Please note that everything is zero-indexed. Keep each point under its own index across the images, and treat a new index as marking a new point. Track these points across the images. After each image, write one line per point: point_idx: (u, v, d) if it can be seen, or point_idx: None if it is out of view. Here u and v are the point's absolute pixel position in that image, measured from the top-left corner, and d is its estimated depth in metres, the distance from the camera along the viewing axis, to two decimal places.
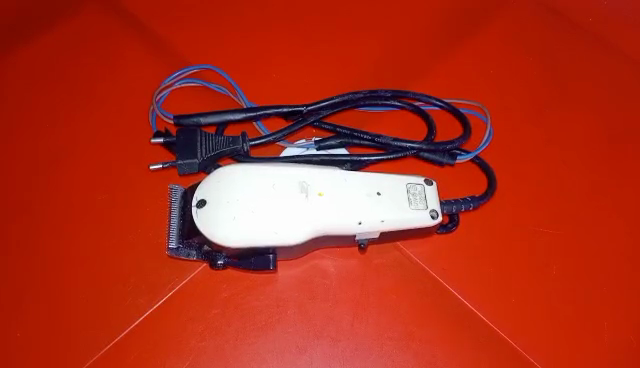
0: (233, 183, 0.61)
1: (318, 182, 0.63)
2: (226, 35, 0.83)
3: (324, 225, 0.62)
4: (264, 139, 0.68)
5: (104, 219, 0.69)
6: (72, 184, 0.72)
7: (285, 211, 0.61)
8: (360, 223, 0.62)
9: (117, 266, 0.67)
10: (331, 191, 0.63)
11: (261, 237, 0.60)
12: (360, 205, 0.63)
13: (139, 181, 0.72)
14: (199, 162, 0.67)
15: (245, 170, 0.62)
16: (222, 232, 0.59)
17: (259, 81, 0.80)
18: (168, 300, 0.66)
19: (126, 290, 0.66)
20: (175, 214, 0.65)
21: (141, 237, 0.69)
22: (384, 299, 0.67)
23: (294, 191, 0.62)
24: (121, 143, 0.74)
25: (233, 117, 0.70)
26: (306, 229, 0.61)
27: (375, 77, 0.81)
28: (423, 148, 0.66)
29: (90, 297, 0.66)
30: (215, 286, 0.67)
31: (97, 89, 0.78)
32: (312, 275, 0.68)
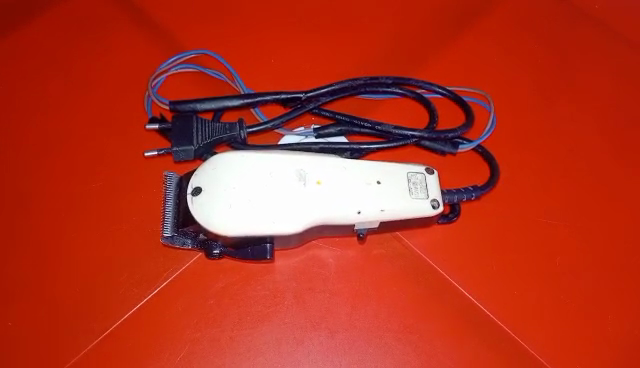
0: (229, 172, 0.60)
1: (316, 171, 0.61)
2: (226, 20, 0.81)
3: (322, 215, 0.60)
4: (262, 126, 0.68)
5: (99, 208, 0.68)
6: (67, 172, 0.70)
7: (282, 201, 0.60)
8: (359, 213, 0.61)
9: (112, 255, 0.66)
10: (330, 179, 0.61)
11: (258, 227, 0.59)
12: (359, 194, 0.61)
13: (133, 168, 0.70)
14: (195, 149, 0.67)
15: (242, 158, 0.61)
16: (217, 221, 0.59)
17: (258, 67, 0.78)
18: (163, 290, 0.64)
19: (120, 279, 0.65)
20: (170, 203, 0.63)
21: (137, 226, 0.67)
22: (382, 290, 0.65)
23: (291, 179, 0.61)
24: (118, 130, 0.73)
25: (232, 103, 0.69)
26: (303, 219, 0.60)
27: (375, 64, 0.80)
28: (424, 136, 0.65)
29: (82, 286, 0.64)
30: (212, 276, 0.65)
31: (94, 75, 0.76)
32: (311, 266, 0.66)
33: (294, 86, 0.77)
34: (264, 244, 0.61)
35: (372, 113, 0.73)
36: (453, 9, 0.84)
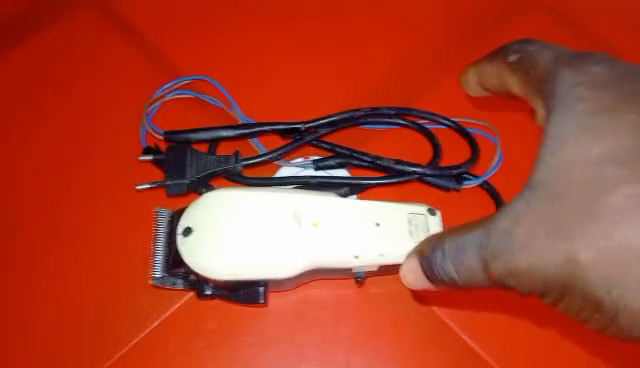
0: (220, 212, 0.58)
1: (312, 212, 0.58)
2: (221, 32, 0.74)
3: (318, 259, 0.58)
4: (259, 159, 0.64)
5: (88, 249, 0.64)
6: (52, 209, 0.66)
7: (275, 243, 0.57)
8: (356, 257, 0.58)
9: (100, 301, 0.63)
10: (326, 221, 0.58)
11: (249, 271, 0.56)
12: (358, 237, 0.58)
13: (121, 197, 0.66)
14: (188, 183, 0.64)
15: (235, 197, 0.58)
16: (209, 265, 0.56)
17: (254, 79, 0.72)
18: (153, 336, 0.62)
19: (108, 320, 0.62)
20: (160, 242, 0.60)
21: (126, 268, 0.64)
22: (380, 334, 0.63)
23: (285, 220, 0.58)
24: (106, 161, 0.68)
25: (228, 134, 0.65)
26: (298, 263, 0.57)
27: (381, 76, 0.73)
28: (427, 173, 0.62)
29: (69, 327, 0.62)
30: (203, 316, 0.62)
31: (79, 89, 0.71)
32: (306, 306, 0.63)
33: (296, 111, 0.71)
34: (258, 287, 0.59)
35: (374, 145, 0.70)
36: (470, 22, 0.76)
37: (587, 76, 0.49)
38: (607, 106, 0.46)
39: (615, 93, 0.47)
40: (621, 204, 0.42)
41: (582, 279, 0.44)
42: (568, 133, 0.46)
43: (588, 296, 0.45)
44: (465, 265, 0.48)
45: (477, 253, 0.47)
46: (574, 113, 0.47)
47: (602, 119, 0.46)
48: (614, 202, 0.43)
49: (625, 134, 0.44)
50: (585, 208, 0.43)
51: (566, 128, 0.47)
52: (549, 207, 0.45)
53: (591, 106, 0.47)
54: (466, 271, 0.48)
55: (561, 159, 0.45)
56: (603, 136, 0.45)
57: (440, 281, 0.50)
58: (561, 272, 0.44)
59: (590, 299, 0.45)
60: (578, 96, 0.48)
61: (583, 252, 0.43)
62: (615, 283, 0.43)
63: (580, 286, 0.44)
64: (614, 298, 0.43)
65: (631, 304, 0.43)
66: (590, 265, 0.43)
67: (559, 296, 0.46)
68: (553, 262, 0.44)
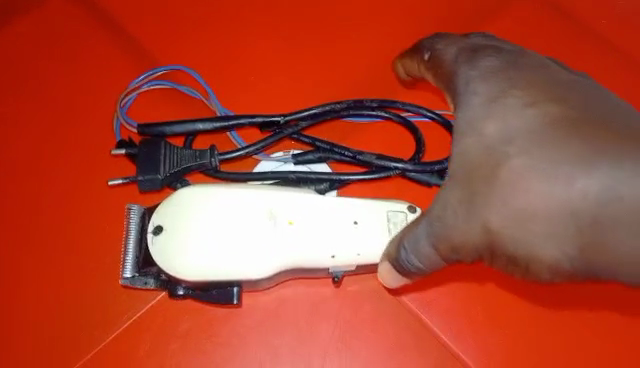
0: (192, 208, 0.56)
1: (287, 210, 0.56)
2: (200, 26, 0.72)
3: (293, 259, 0.55)
4: (237, 153, 0.62)
5: (58, 250, 0.62)
6: (22, 210, 0.63)
7: (249, 243, 0.55)
8: (333, 257, 0.56)
9: (70, 304, 0.60)
10: (303, 219, 0.56)
11: (221, 270, 0.54)
12: (335, 236, 0.56)
13: (95, 191, 0.64)
14: (163, 178, 0.61)
15: (208, 193, 0.56)
16: (179, 265, 0.54)
17: (236, 69, 0.70)
18: (124, 336, 0.59)
19: (76, 317, 0.60)
20: (132, 240, 0.58)
21: (98, 269, 0.61)
22: (358, 335, 0.61)
23: (259, 218, 0.55)
24: (78, 159, 0.65)
25: (205, 127, 0.63)
26: (272, 264, 0.55)
27: (368, 66, 0.71)
28: (408, 168, 0.60)
29: (37, 325, 0.59)
30: (176, 317, 0.60)
31: (56, 78, 0.69)
32: (283, 306, 0.61)
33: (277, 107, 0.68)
34: (231, 288, 0.56)
35: (356, 138, 0.67)
36: (459, 15, 0.73)
37: (483, 68, 0.49)
38: (500, 91, 0.46)
39: (503, 81, 0.46)
40: (518, 166, 0.42)
41: (505, 242, 0.43)
42: (466, 122, 0.46)
43: (509, 253, 0.43)
44: (422, 253, 0.48)
45: (426, 240, 0.47)
46: (476, 99, 0.47)
47: (496, 107, 0.45)
48: (516, 166, 0.42)
49: (532, 110, 0.43)
50: (480, 177, 0.44)
51: (468, 118, 0.46)
52: (464, 187, 0.45)
53: (485, 96, 0.46)
54: (415, 263, 0.49)
55: (462, 149, 0.46)
56: (488, 117, 0.45)
57: (411, 273, 0.50)
58: (483, 242, 0.44)
59: (507, 256, 0.44)
60: (470, 88, 0.48)
61: (497, 218, 0.43)
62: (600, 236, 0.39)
63: (501, 249, 0.44)
64: (526, 248, 0.42)
65: (548, 255, 0.41)
66: (509, 228, 0.42)
67: (523, 270, 0.44)
68: (471, 234, 0.44)
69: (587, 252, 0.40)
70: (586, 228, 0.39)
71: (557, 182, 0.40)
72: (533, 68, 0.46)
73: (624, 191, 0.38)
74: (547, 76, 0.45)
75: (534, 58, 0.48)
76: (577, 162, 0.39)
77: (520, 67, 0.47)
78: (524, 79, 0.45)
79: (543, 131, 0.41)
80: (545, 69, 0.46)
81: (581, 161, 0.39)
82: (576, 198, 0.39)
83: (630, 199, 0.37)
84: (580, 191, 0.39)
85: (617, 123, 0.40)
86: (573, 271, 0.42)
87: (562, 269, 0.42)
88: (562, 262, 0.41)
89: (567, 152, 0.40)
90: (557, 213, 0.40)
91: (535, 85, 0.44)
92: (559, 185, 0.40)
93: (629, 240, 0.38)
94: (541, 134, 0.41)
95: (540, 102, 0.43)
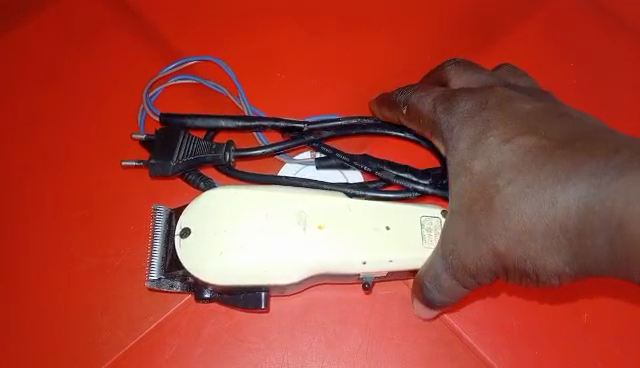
0: (220, 210, 0.54)
1: (317, 213, 0.54)
2: (223, 19, 0.68)
3: (324, 264, 0.53)
4: (255, 152, 0.58)
5: (76, 260, 0.59)
6: (39, 217, 0.60)
7: (280, 248, 0.53)
8: (364, 263, 0.53)
9: (94, 305, 0.58)
10: (333, 224, 0.54)
11: (249, 275, 0.52)
12: (366, 240, 0.54)
13: (117, 186, 0.61)
14: (175, 167, 0.57)
15: (238, 194, 0.54)
16: (208, 268, 0.52)
17: (264, 59, 0.67)
18: (150, 339, 0.58)
19: (100, 318, 0.58)
20: (158, 241, 0.56)
21: (120, 278, 0.59)
22: (387, 343, 0.59)
23: (290, 223, 0.53)
24: (97, 163, 0.62)
25: (226, 123, 0.59)
26: (303, 268, 0.53)
27: (401, 57, 0.68)
28: (427, 192, 0.56)
29: (60, 328, 0.57)
30: (201, 321, 0.59)
31: (77, 65, 0.66)
32: (310, 312, 0.60)
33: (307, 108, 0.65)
34: (258, 294, 0.54)
35: (383, 146, 0.65)
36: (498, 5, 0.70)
37: (461, 108, 0.49)
38: (480, 130, 0.46)
39: (480, 121, 0.46)
40: (509, 195, 0.43)
41: (514, 263, 0.44)
42: (456, 166, 0.47)
43: (520, 270, 0.44)
44: (446, 285, 0.49)
45: (448, 273, 0.48)
46: (459, 140, 0.47)
47: (479, 145, 0.45)
48: (506, 195, 0.43)
49: (513, 145, 0.44)
50: (477, 208, 0.45)
51: (456, 157, 0.47)
52: (464, 217, 0.46)
53: (468, 139, 0.46)
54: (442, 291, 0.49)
55: (456, 188, 0.46)
56: (474, 157, 0.45)
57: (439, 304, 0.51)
58: (494, 266, 0.45)
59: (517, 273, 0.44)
60: (453, 135, 0.48)
61: (500, 243, 0.43)
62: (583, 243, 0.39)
63: (509, 268, 0.44)
64: (531, 262, 0.42)
65: (551, 266, 0.42)
66: (513, 250, 0.43)
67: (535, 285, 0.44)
68: (480, 261, 0.45)
69: (579, 261, 0.40)
70: (573, 239, 0.40)
71: (542, 201, 0.41)
72: (510, 101, 0.47)
73: (595, 204, 0.38)
74: (518, 109, 0.45)
75: (504, 93, 0.48)
76: (557, 180, 0.40)
77: (494, 105, 0.47)
78: (500, 115, 0.46)
79: (527, 161, 0.42)
80: (520, 104, 0.46)
81: (560, 179, 0.40)
82: (559, 215, 0.40)
83: (601, 211, 0.38)
84: (561, 207, 0.40)
85: (587, 140, 0.41)
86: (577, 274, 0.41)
87: (568, 275, 0.42)
88: (564, 269, 0.41)
89: (546, 174, 0.41)
90: (549, 232, 0.41)
91: (512, 121, 0.45)
92: (543, 205, 0.41)
93: (605, 248, 0.38)
94: (522, 164, 0.42)
95: (517, 137, 0.44)
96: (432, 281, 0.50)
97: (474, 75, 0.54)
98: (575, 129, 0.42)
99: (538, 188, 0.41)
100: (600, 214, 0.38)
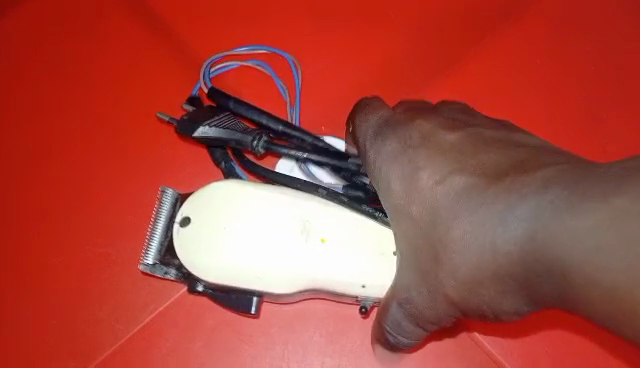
0: (224, 206, 0.49)
1: (323, 224, 0.48)
2: None
3: (321, 278, 0.48)
4: (292, 153, 0.53)
5: (79, 253, 0.58)
6: (43, 206, 0.59)
7: (276, 256, 0.48)
8: (363, 287, 0.48)
9: (96, 293, 0.57)
10: (339, 238, 0.48)
11: (242, 277, 0.48)
12: (370, 261, 0.48)
13: (121, 170, 0.60)
14: (203, 130, 0.52)
15: (245, 189, 0.50)
16: (199, 263, 0.48)
17: (280, 35, 0.63)
18: (148, 328, 0.57)
19: (101, 306, 0.57)
20: (160, 227, 0.52)
21: (121, 271, 0.58)
22: None
23: (293, 229, 0.48)
24: (101, 155, 0.60)
25: (268, 123, 0.56)
26: (295, 280, 0.48)
27: (426, 35, 0.64)
28: None
29: (60, 314, 0.57)
30: (201, 311, 0.58)
31: (87, 40, 0.63)
32: (313, 304, 0.59)
33: (322, 101, 0.62)
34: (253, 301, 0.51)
35: None
36: None
37: (384, 146, 0.47)
38: (410, 161, 0.44)
39: (407, 162, 0.44)
40: (455, 241, 0.39)
41: (467, 307, 0.41)
42: (394, 208, 0.45)
43: (476, 313, 0.41)
44: (409, 331, 0.47)
45: (408, 321, 0.46)
46: (394, 170, 0.45)
47: (412, 184, 0.43)
48: (451, 238, 0.40)
49: (443, 186, 0.41)
50: (420, 264, 0.43)
51: (393, 187, 0.45)
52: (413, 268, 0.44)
53: (400, 183, 0.44)
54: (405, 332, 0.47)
55: (397, 230, 0.45)
56: (411, 200, 0.43)
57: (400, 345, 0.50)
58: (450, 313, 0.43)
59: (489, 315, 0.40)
60: (380, 176, 0.46)
61: (451, 291, 0.41)
62: (538, 276, 0.35)
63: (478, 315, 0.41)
64: (488, 307, 0.40)
65: (506, 306, 0.39)
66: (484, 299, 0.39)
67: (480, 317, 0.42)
68: (433, 307, 0.43)
69: (535, 300, 0.37)
70: (522, 282, 0.36)
71: (483, 248, 0.38)
72: (440, 138, 0.45)
73: (536, 250, 0.35)
74: (441, 144, 0.44)
75: (427, 126, 0.46)
76: (493, 224, 0.37)
77: (418, 142, 0.45)
78: (424, 152, 0.44)
79: (458, 200, 0.40)
80: (443, 133, 0.45)
81: (496, 223, 0.37)
82: (503, 263, 0.37)
83: (542, 259, 0.35)
84: (501, 253, 0.37)
85: (516, 170, 0.38)
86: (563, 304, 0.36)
87: (528, 312, 0.39)
88: (522, 308, 0.38)
89: (483, 218, 0.38)
90: (498, 280, 0.38)
91: (439, 156, 0.43)
92: (484, 250, 0.38)
93: (552, 289, 0.35)
94: (457, 205, 0.40)
95: (447, 176, 0.41)
96: (392, 325, 0.47)
97: (416, 105, 0.51)
98: (502, 158, 0.40)
99: (473, 236, 0.38)
100: (543, 259, 0.35)
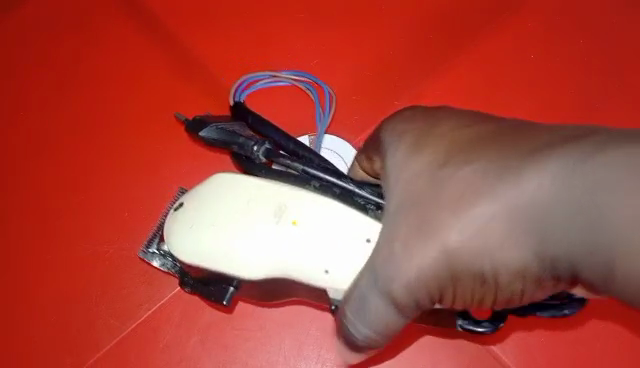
0: (214, 194, 0.43)
1: (301, 206, 0.41)
2: None
3: (287, 261, 0.41)
4: (293, 164, 0.47)
5: (76, 252, 0.58)
6: (40, 205, 0.59)
7: (245, 236, 0.41)
8: (327, 273, 0.40)
9: (93, 292, 0.58)
10: (314, 221, 0.41)
11: (210, 255, 0.42)
12: (345, 250, 0.40)
13: (118, 169, 0.60)
14: (208, 130, 0.51)
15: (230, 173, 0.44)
16: (175, 239, 0.43)
17: (278, 31, 0.63)
18: (145, 326, 0.57)
19: (98, 305, 0.57)
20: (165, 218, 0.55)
21: (118, 270, 0.58)
22: None
23: (267, 209, 0.41)
24: (99, 155, 0.60)
25: (279, 139, 0.52)
26: (260, 260, 0.41)
27: (425, 27, 0.62)
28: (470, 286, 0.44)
29: (57, 312, 0.57)
30: (198, 308, 0.58)
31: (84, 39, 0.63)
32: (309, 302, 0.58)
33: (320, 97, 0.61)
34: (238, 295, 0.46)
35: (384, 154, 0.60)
36: None
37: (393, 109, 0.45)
38: (427, 116, 0.40)
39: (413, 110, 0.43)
40: (461, 178, 0.34)
41: (459, 267, 0.34)
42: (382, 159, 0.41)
43: (470, 275, 0.34)
44: (370, 317, 0.39)
45: (374, 294, 0.38)
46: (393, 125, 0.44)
47: (415, 129, 0.40)
48: (461, 176, 0.34)
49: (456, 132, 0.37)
50: (423, 221, 0.35)
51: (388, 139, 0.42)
52: (410, 232, 0.35)
53: (412, 136, 0.39)
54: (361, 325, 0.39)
55: (392, 184, 0.38)
56: (403, 139, 0.39)
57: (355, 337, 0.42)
58: (431, 276, 0.35)
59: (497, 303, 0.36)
60: (385, 133, 0.42)
61: (447, 238, 0.33)
62: (546, 228, 0.31)
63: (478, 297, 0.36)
64: (489, 262, 0.33)
65: (511, 264, 0.33)
66: (510, 271, 0.33)
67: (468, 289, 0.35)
68: (412, 268, 0.35)
69: (548, 253, 0.32)
70: (541, 230, 0.31)
71: (500, 184, 0.33)
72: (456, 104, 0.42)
73: (578, 185, 0.30)
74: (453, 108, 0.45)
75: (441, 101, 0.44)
76: (520, 163, 0.32)
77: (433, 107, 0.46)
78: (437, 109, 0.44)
79: (479, 138, 0.36)
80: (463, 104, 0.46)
81: (522, 157, 0.33)
82: (524, 200, 0.32)
83: (585, 194, 0.30)
84: (528, 189, 0.31)
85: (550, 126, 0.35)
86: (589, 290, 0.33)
87: (532, 274, 0.33)
88: (528, 266, 0.32)
89: (508, 161, 0.33)
90: (515, 223, 0.32)
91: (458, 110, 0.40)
92: (504, 192, 0.32)
93: (583, 240, 0.30)
94: (475, 144, 0.35)
95: (470, 123, 0.38)
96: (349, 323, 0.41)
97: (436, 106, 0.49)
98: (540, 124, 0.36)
99: (487, 170, 0.33)
100: (584, 200, 0.30)
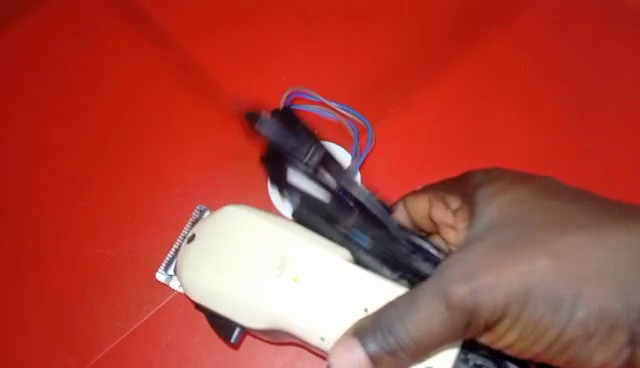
0: (229, 229, 0.46)
1: (302, 264, 0.45)
2: None
3: (283, 318, 0.44)
4: None
5: (77, 252, 0.58)
6: (40, 204, 0.59)
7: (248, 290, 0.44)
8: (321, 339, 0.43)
9: (94, 291, 0.57)
10: (312, 280, 0.44)
11: (215, 300, 0.45)
12: (337, 313, 0.43)
13: (119, 168, 0.60)
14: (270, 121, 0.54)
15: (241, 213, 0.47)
16: (185, 278, 0.46)
17: (276, 28, 0.63)
18: (146, 325, 0.57)
19: (99, 303, 0.57)
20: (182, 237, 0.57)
21: (119, 270, 0.58)
22: None
23: (269, 265, 0.45)
24: (97, 158, 0.60)
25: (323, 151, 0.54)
26: (259, 315, 0.44)
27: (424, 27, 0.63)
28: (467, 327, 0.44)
29: (58, 311, 0.57)
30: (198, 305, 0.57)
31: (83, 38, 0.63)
32: None
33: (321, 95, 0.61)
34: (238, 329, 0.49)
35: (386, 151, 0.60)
36: None
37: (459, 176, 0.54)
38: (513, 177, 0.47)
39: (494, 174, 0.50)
40: (556, 222, 0.42)
41: (542, 297, 0.41)
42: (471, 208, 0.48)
43: (547, 306, 0.41)
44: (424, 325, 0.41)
45: (442, 304, 0.41)
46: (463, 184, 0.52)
47: (506, 186, 0.46)
48: (562, 222, 0.42)
49: (550, 195, 0.44)
50: (510, 244, 0.42)
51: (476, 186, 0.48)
52: (497, 251, 0.42)
53: (499, 187, 0.46)
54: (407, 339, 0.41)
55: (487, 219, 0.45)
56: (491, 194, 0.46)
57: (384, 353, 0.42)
58: (514, 299, 0.41)
59: (552, 347, 0.42)
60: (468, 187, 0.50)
61: (542, 266, 0.41)
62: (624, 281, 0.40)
63: (539, 330, 0.42)
64: (571, 302, 0.41)
65: (592, 304, 0.40)
66: (588, 310, 0.40)
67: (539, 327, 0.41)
68: (500, 292, 0.41)
69: (621, 303, 0.40)
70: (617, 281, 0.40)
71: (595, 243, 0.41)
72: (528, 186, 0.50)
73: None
74: None
75: None
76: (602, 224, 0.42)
77: None
78: None
79: (571, 201, 0.44)
80: None
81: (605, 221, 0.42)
82: (614, 253, 0.41)
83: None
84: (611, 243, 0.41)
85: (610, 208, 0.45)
86: (628, 360, 0.42)
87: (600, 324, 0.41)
88: (605, 313, 0.40)
89: (595, 217, 0.42)
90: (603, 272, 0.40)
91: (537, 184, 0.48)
92: (594, 242, 0.41)
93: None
94: (566, 203, 0.44)
95: (560, 192, 0.45)
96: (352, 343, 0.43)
97: None
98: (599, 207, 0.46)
99: (582, 219, 0.42)
100: None
